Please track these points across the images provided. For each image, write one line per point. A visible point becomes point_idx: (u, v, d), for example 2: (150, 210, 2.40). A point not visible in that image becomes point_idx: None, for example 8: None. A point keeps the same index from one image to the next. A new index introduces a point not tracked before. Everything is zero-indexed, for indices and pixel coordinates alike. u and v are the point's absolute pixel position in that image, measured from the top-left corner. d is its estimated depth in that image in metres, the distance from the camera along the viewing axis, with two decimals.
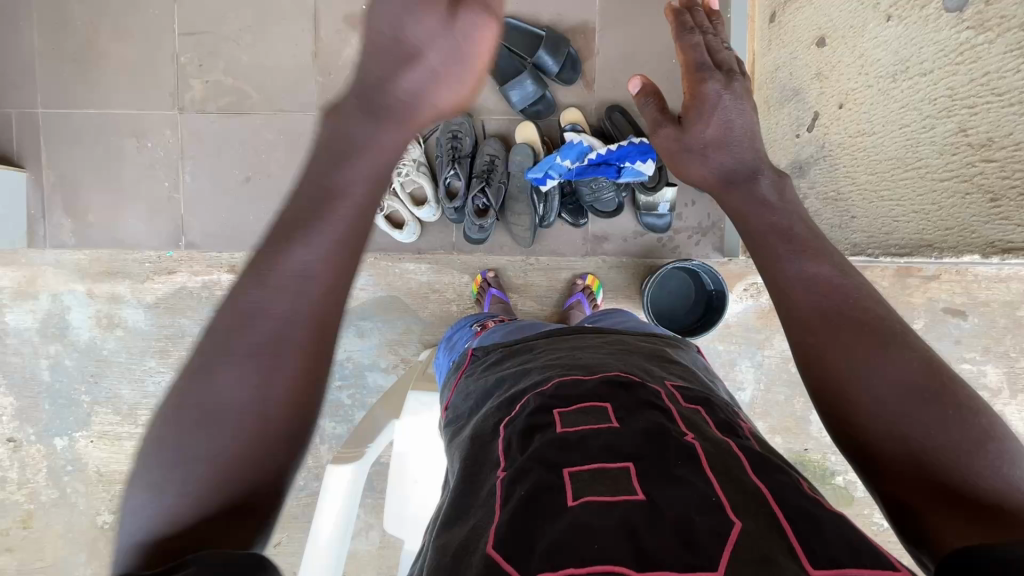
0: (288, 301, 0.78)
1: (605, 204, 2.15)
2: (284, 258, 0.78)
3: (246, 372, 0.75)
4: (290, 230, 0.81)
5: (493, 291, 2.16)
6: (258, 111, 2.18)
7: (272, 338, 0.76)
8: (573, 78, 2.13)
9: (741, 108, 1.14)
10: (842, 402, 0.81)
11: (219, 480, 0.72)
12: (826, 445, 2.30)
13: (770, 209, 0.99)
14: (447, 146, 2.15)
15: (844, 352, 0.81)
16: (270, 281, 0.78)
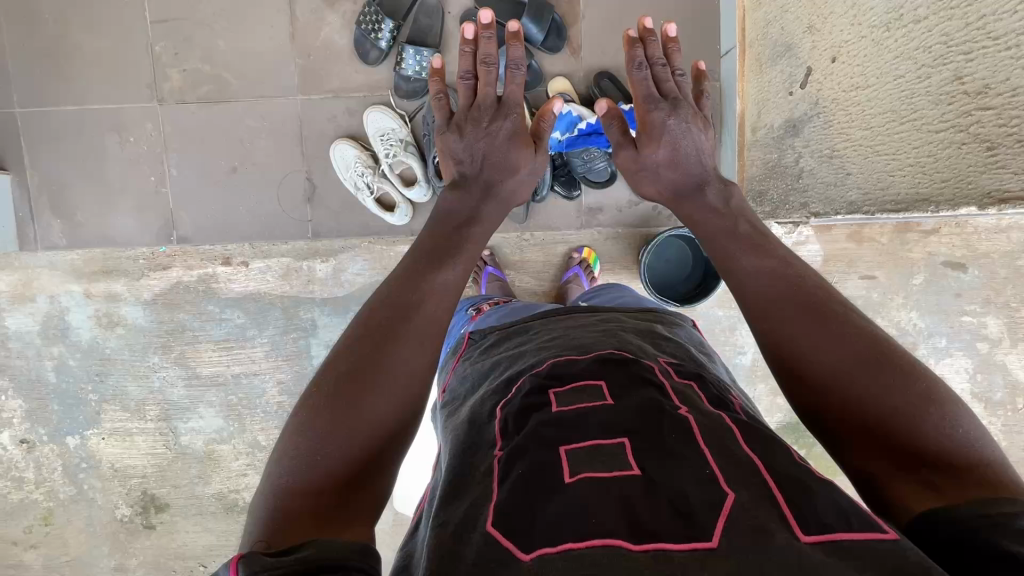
0: (440, 306, 1.17)
1: (598, 175, 2.11)
2: (442, 275, 1.21)
3: (414, 356, 1.09)
4: (441, 255, 1.26)
5: (488, 269, 2.17)
6: (239, 99, 2.13)
7: (430, 330, 1.14)
8: (558, 45, 2.06)
9: (688, 130, 1.48)
10: (800, 372, 1.01)
11: (373, 432, 1.01)
12: None
13: (718, 216, 1.32)
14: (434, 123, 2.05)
15: (798, 329, 1.02)
16: (429, 290, 1.18)
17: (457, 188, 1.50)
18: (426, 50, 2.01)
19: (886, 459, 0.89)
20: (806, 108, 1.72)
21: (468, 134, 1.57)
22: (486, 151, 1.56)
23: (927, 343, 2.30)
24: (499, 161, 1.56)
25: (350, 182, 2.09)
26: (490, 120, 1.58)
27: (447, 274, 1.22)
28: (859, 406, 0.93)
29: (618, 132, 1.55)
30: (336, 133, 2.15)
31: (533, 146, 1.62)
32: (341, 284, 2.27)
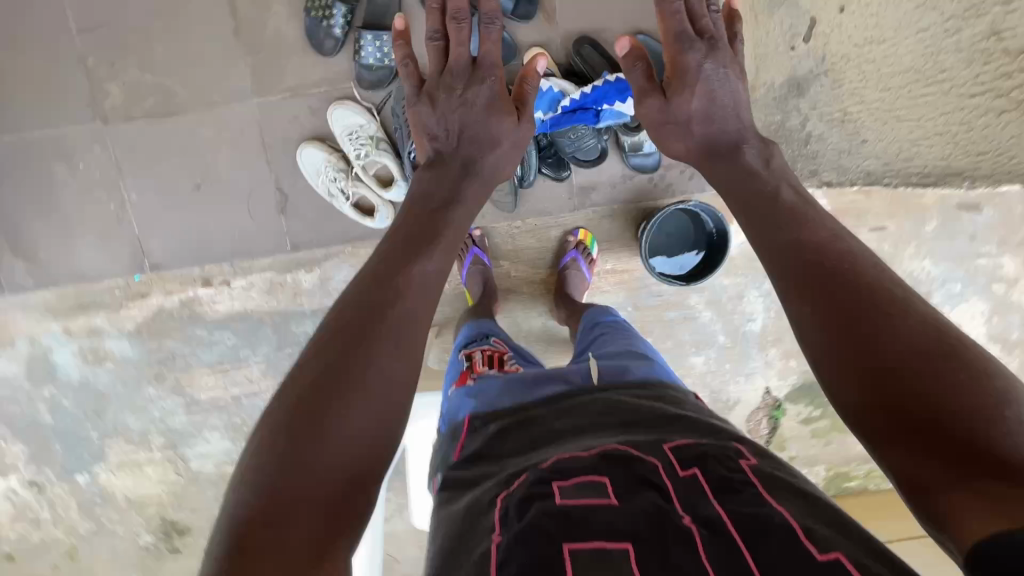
0: (414, 304, 1.08)
1: (588, 153, 1.96)
2: (415, 270, 1.12)
3: (389, 362, 1.00)
4: (418, 245, 1.17)
5: (474, 251, 2.08)
6: (190, 109, 1.95)
7: (405, 332, 1.05)
8: (531, 12, 1.87)
9: (721, 75, 1.35)
10: (845, 356, 0.90)
11: (345, 451, 0.91)
12: None
13: (758, 177, 1.20)
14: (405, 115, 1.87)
15: (851, 310, 0.92)
16: (402, 286, 1.09)
17: (434, 167, 1.36)
18: (386, 34, 1.83)
19: (943, 463, 0.77)
20: (795, 73, 1.77)
21: (440, 106, 1.42)
22: (461, 122, 1.40)
23: (942, 291, 2.21)
24: (476, 134, 1.40)
25: (323, 189, 1.94)
26: (464, 87, 1.42)
27: (420, 267, 1.14)
28: (914, 400, 0.82)
29: (641, 76, 1.42)
30: (300, 134, 1.97)
31: (516, 113, 1.45)
32: (329, 294, 2.15)
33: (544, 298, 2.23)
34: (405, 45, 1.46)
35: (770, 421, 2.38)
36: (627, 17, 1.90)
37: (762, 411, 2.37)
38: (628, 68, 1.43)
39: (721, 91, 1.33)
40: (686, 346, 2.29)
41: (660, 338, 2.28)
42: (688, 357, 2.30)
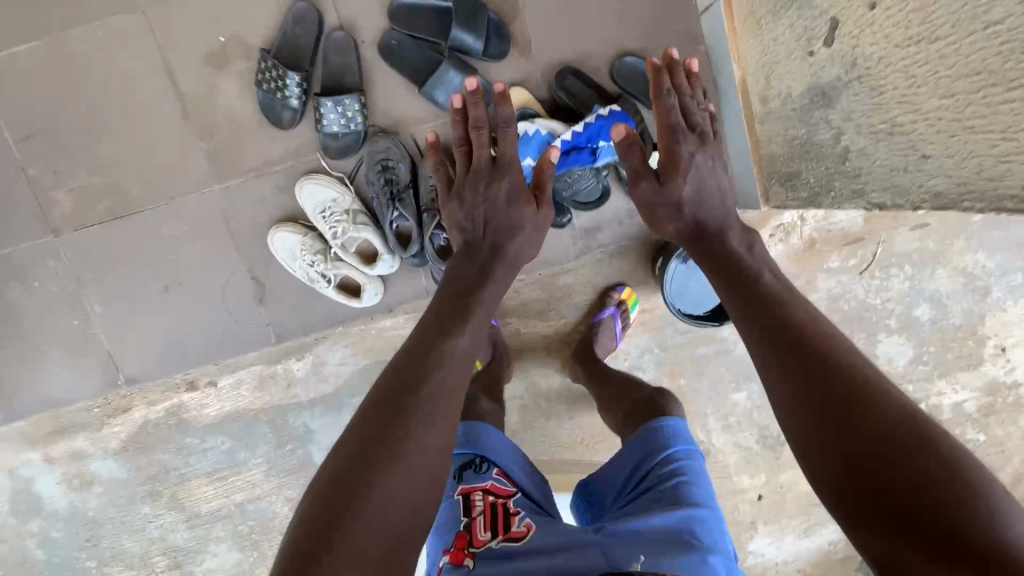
0: (455, 382, 1.02)
1: (588, 194, 1.77)
2: (452, 346, 1.06)
3: (429, 437, 0.94)
4: (453, 320, 1.10)
5: None
6: (146, 206, 1.77)
7: (443, 410, 0.98)
8: (504, 50, 1.69)
9: (714, 168, 1.28)
10: (821, 429, 0.83)
11: (384, 525, 0.86)
12: (895, 376, 2.06)
13: (739, 257, 1.12)
14: (380, 183, 1.68)
15: (839, 392, 0.84)
16: (442, 365, 1.02)
17: (460, 258, 1.27)
18: (347, 97, 1.65)
19: (922, 548, 0.71)
20: (830, 78, 1.23)
21: (468, 201, 1.33)
22: (487, 216, 1.30)
23: (999, 285, 1.98)
24: (503, 226, 1.30)
25: (301, 274, 1.73)
26: (486, 187, 1.33)
27: (454, 342, 1.07)
28: (891, 475, 0.76)
29: (639, 158, 1.31)
30: (269, 216, 1.77)
31: (534, 202, 1.33)
32: (324, 380, 1.95)
33: (561, 352, 2.02)
34: (435, 154, 1.40)
35: None
36: (611, 40, 1.72)
37: None
38: (624, 149, 1.32)
39: (711, 170, 1.28)
40: (724, 383, 2.06)
41: (694, 379, 2.05)
42: (729, 394, 2.07)
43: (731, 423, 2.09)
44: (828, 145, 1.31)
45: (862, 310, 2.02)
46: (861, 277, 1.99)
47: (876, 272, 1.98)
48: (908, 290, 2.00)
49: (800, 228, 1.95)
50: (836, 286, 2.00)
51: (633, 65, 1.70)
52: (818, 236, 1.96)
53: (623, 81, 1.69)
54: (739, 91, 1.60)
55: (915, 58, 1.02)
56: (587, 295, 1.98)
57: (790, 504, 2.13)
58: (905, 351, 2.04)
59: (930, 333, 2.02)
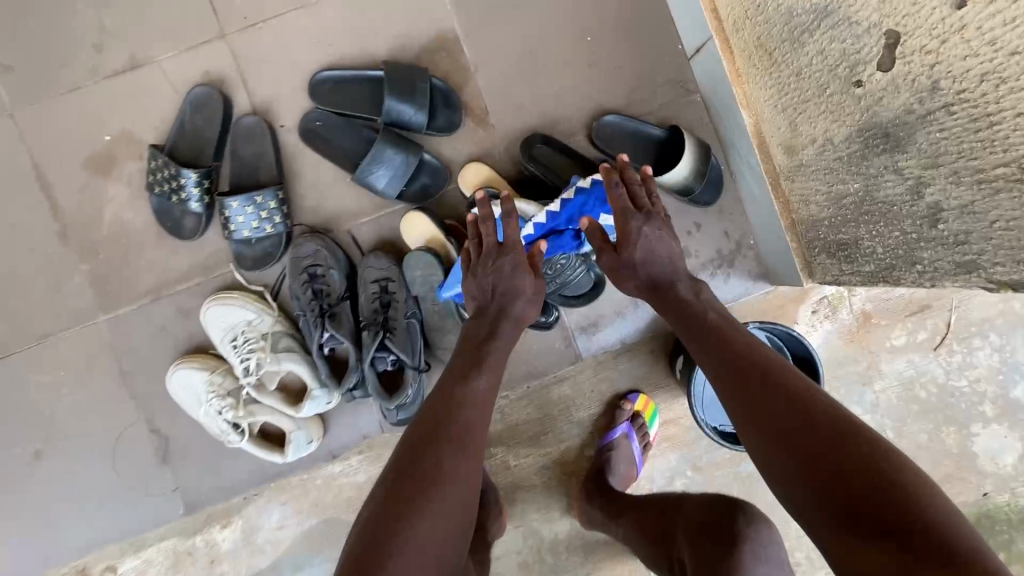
0: (480, 424, 0.93)
1: (578, 286, 1.39)
2: (476, 385, 0.96)
3: (460, 480, 0.88)
4: (466, 368, 0.98)
5: None
6: (14, 350, 1.38)
7: (473, 451, 0.91)
8: (456, 121, 1.37)
9: (669, 240, 1.10)
10: (787, 455, 0.76)
11: None
12: (1006, 480, 1.57)
13: (682, 304, 1.02)
14: (306, 296, 1.30)
15: (789, 402, 0.79)
16: (467, 410, 0.93)
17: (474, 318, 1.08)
18: (260, 193, 1.29)
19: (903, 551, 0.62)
20: (893, 115, 0.88)
21: (479, 273, 1.11)
22: (494, 284, 1.08)
23: None
24: (504, 294, 1.08)
25: (209, 425, 1.30)
26: (496, 261, 1.10)
27: (474, 386, 0.96)
28: (867, 489, 0.68)
29: (597, 239, 1.14)
30: (172, 348, 1.38)
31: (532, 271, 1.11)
32: (256, 554, 1.41)
33: (566, 486, 1.55)
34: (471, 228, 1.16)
35: None
36: (585, 98, 1.41)
37: None
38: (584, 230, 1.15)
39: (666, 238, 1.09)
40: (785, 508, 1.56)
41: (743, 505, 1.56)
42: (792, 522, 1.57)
43: (805, 565, 1.55)
44: (895, 201, 0.95)
45: (946, 397, 1.57)
46: (937, 353, 1.56)
47: (954, 347, 1.56)
48: (1000, 366, 1.56)
49: (849, 300, 1.55)
50: (907, 368, 1.56)
51: (614, 124, 1.38)
52: (873, 307, 1.56)
53: (604, 144, 1.38)
54: (756, 142, 1.26)
55: (992, 76, 0.71)
56: (592, 407, 1.54)
57: None
58: (1012, 444, 1.57)
59: None
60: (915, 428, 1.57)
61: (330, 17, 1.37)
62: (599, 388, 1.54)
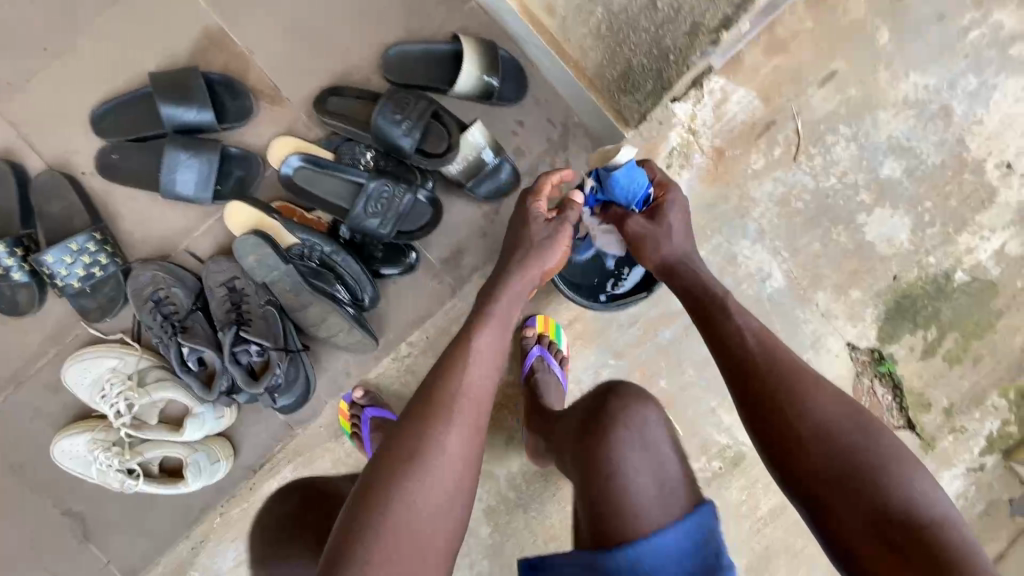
0: (481, 393, 0.91)
1: (420, 216, 1.33)
2: (474, 341, 0.95)
3: (454, 439, 0.87)
4: (469, 326, 0.97)
5: (368, 415, 1.35)
6: None
7: (469, 415, 0.89)
8: (248, 106, 1.36)
9: (690, 229, 1.11)
10: (783, 421, 0.84)
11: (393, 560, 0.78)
12: (909, 256, 1.59)
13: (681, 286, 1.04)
14: (156, 321, 1.27)
15: (795, 395, 0.84)
16: (466, 368, 0.92)
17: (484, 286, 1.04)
18: (75, 239, 1.26)
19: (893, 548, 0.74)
20: None
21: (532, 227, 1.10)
22: (516, 247, 1.08)
23: (959, 98, 1.58)
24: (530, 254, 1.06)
25: (108, 482, 1.26)
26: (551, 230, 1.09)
27: (476, 344, 0.94)
28: (846, 478, 0.78)
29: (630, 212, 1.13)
30: (53, 426, 1.34)
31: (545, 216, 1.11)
32: None
33: (500, 417, 1.54)
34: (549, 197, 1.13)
35: (884, 381, 1.61)
36: (366, 43, 1.41)
37: (864, 376, 1.61)
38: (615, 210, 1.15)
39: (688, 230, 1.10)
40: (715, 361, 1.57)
41: (676, 373, 1.55)
42: None
43: None
44: None
45: (824, 201, 1.57)
46: (800, 163, 1.57)
47: (812, 151, 1.57)
48: (861, 153, 1.58)
49: (697, 143, 1.54)
50: (777, 187, 1.57)
51: (400, 57, 1.39)
52: (724, 142, 1.55)
53: (398, 78, 1.38)
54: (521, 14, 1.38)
55: None
56: None
57: None
58: (901, 222, 1.58)
59: (916, 188, 1.58)
60: (809, 241, 1.58)
61: (89, 55, 1.35)
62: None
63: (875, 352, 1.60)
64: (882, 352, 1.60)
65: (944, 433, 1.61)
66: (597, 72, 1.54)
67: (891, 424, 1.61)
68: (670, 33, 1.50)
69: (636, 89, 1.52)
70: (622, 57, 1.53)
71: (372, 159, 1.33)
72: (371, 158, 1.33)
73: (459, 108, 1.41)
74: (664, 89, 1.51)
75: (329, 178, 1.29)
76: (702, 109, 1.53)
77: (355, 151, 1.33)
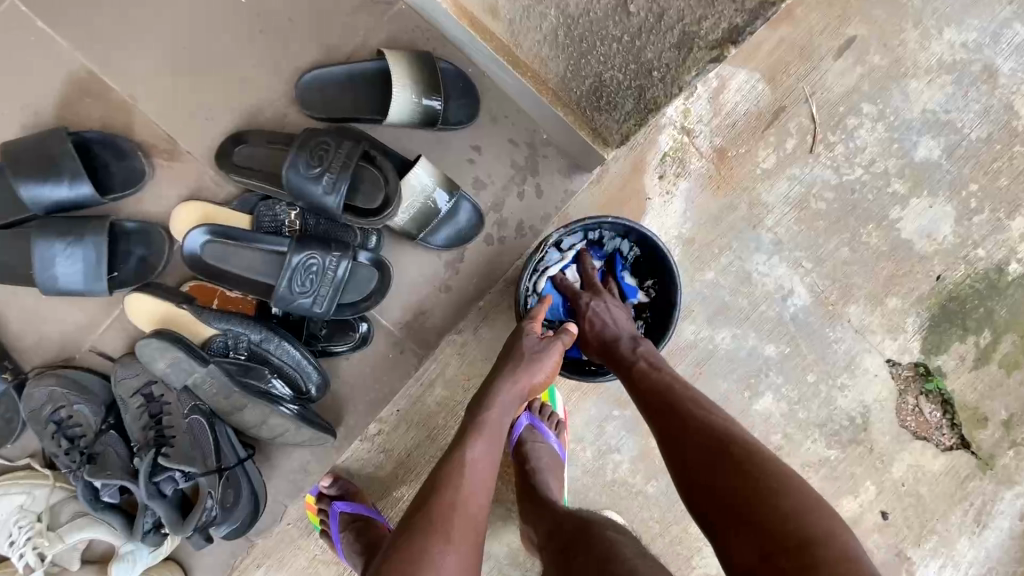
0: (478, 508, 0.78)
1: (364, 282, 1.09)
2: (465, 452, 0.83)
3: (453, 561, 0.72)
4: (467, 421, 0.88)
5: (336, 508, 1.12)
6: None
7: (470, 535, 0.76)
8: (139, 167, 1.10)
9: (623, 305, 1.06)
10: (672, 439, 0.79)
11: None
12: (953, 252, 1.35)
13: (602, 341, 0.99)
14: (64, 448, 1.06)
15: (683, 412, 0.80)
16: (465, 490, 0.79)
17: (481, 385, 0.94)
18: None
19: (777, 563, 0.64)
20: None
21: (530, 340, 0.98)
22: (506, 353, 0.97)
23: (1002, 54, 1.31)
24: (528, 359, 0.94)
25: None
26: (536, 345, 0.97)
27: (476, 442, 0.84)
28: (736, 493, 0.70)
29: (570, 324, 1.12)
30: None
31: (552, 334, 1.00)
32: None
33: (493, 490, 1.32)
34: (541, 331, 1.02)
35: (933, 398, 1.38)
36: (277, 70, 1.14)
37: (909, 394, 1.38)
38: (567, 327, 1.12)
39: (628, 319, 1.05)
40: (735, 398, 1.35)
41: None
42: (750, 407, 1.35)
43: (785, 445, 1.37)
44: None
45: (849, 197, 1.32)
46: (818, 155, 1.31)
47: (831, 138, 1.30)
48: (890, 134, 1.31)
49: (693, 146, 1.27)
50: (793, 187, 1.31)
51: (319, 84, 1.12)
52: (725, 140, 1.28)
53: (319, 111, 1.12)
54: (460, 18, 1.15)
55: None
56: None
57: (930, 498, 1.39)
58: (942, 212, 1.33)
59: (959, 169, 1.32)
60: (835, 246, 1.33)
61: None
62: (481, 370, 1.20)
63: (920, 366, 1.37)
64: (927, 365, 1.37)
65: (1004, 449, 1.40)
66: (561, 87, 1.16)
67: (943, 445, 1.39)
68: (652, 43, 1.08)
69: (615, 107, 1.16)
70: (591, 71, 1.12)
71: (298, 220, 1.10)
72: (296, 218, 1.10)
73: (396, 139, 1.17)
74: (649, 110, 1.16)
75: (245, 250, 1.05)
76: (695, 103, 1.26)
77: (276, 210, 1.09)
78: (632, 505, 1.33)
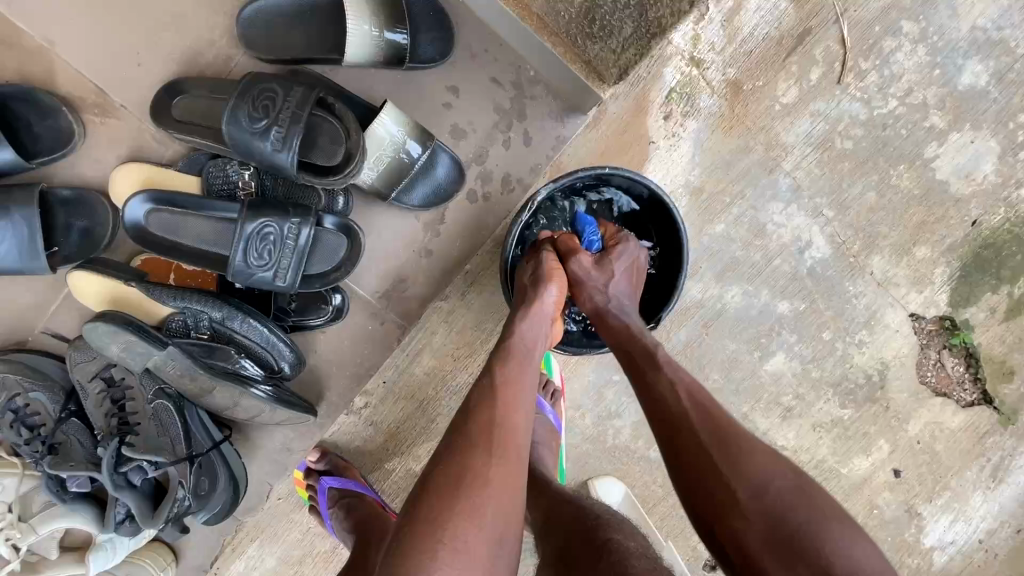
0: (522, 425, 0.71)
1: (332, 250, 0.98)
2: (496, 375, 0.75)
3: (496, 484, 0.65)
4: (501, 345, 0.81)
5: (323, 485, 1.07)
6: None
7: (515, 452, 0.69)
8: (67, 126, 0.96)
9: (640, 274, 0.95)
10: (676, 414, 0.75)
11: None
12: (993, 193, 1.20)
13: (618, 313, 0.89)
14: (24, 438, 0.99)
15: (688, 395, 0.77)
16: (502, 405, 0.71)
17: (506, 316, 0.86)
18: None
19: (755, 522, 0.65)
20: None
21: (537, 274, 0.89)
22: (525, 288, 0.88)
23: None
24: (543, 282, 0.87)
25: None
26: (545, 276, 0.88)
27: (513, 362, 0.77)
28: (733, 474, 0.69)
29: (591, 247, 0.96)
30: None
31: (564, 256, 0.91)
32: None
33: None
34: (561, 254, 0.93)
35: (957, 352, 1.29)
36: (216, 2, 0.97)
37: (931, 348, 1.28)
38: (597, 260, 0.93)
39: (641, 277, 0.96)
40: (744, 358, 1.26)
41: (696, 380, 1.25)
42: (760, 367, 1.26)
43: (796, 406, 1.29)
44: None
45: (879, 134, 1.16)
46: (846, 85, 1.14)
47: (863, 66, 1.13)
48: (933, 58, 1.14)
49: (704, 78, 1.10)
50: (816, 125, 1.15)
51: (266, 19, 0.96)
52: (741, 70, 1.11)
53: (268, 52, 0.96)
54: None
55: None
56: None
57: (945, 455, 1.33)
58: (985, 147, 1.18)
59: (1008, 98, 1.16)
60: (861, 190, 1.19)
61: None
62: (471, 340, 1.10)
63: (946, 319, 1.26)
64: (954, 319, 1.26)
65: None
66: (547, 11, 1.04)
67: (964, 401, 1.31)
68: None
69: (610, 32, 1.06)
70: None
71: (254, 180, 0.97)
72: (252, 180, 0.97)
73: (363, 84, 1.02)
74: (651, 33, 1.07)
75: (194, 220, 0.93)
76: (707, 27, 1.08)
77: (227, 171, 0.96)
78: (634, 471, 1.28)
